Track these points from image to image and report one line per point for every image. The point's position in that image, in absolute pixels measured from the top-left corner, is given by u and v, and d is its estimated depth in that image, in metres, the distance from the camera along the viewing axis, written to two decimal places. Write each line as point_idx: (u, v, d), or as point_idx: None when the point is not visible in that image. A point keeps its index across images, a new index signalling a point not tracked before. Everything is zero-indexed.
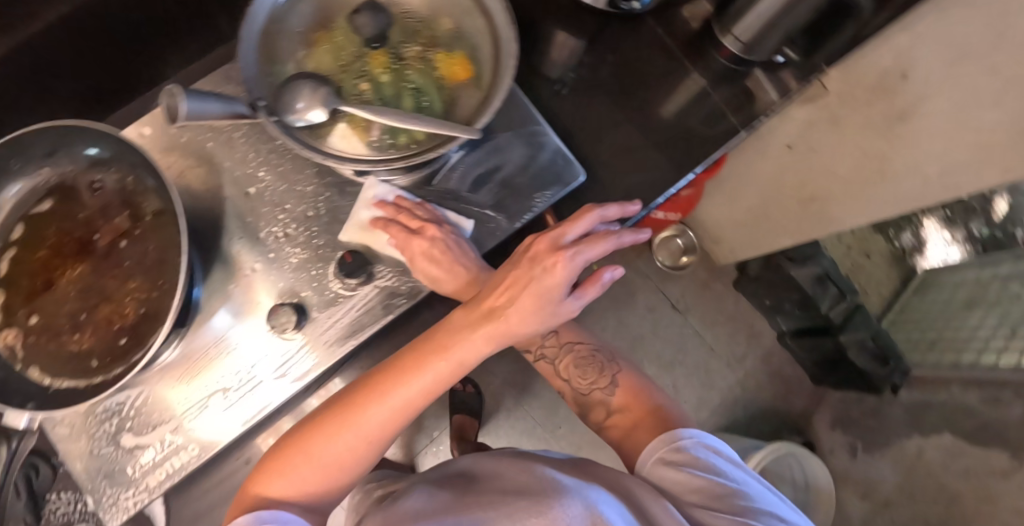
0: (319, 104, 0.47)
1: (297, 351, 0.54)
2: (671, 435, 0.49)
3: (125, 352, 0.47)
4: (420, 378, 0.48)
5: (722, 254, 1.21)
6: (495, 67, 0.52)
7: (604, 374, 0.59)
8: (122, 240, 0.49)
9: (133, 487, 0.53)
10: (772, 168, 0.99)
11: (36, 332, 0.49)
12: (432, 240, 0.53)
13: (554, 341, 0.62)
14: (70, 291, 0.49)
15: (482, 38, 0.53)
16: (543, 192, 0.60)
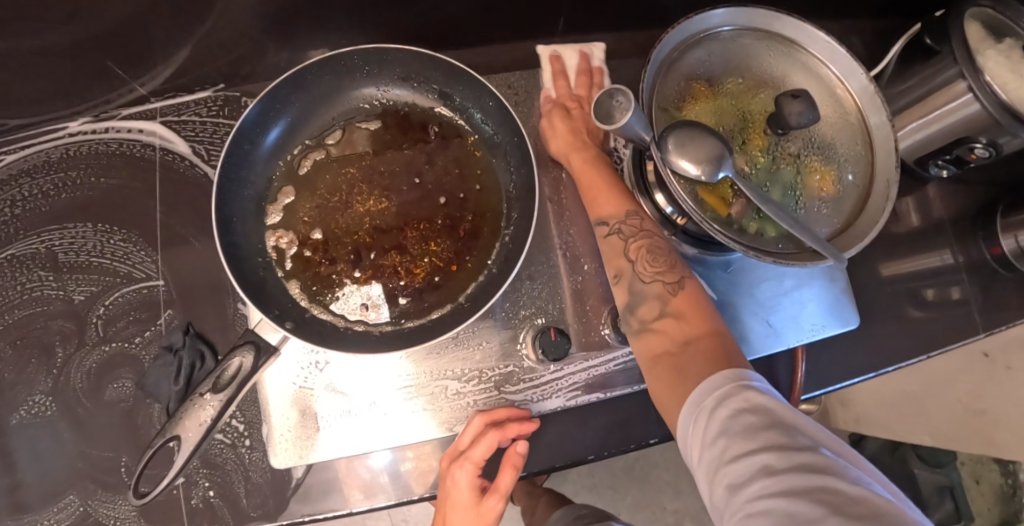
0: (702, 161, 0.45)
1: (539, 382, 0.48)
2: (732, 375, 0.36)
3: (403, 314, 0.43)
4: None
5: (843, 420, 1.16)
6: (861, 199, 0.49)
7: (674, 268, 0.45)
8: (439, 198, 0.46)
9: (310, 438, 0.48)
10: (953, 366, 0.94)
11: (311, 246, 0.45)
12: (570, 113, 0.53)
13: (636, 222, 0.47)
14: (365, 223, 0.45)
15: (858, 163, 0.50)
16: (820, 327, 0.57)
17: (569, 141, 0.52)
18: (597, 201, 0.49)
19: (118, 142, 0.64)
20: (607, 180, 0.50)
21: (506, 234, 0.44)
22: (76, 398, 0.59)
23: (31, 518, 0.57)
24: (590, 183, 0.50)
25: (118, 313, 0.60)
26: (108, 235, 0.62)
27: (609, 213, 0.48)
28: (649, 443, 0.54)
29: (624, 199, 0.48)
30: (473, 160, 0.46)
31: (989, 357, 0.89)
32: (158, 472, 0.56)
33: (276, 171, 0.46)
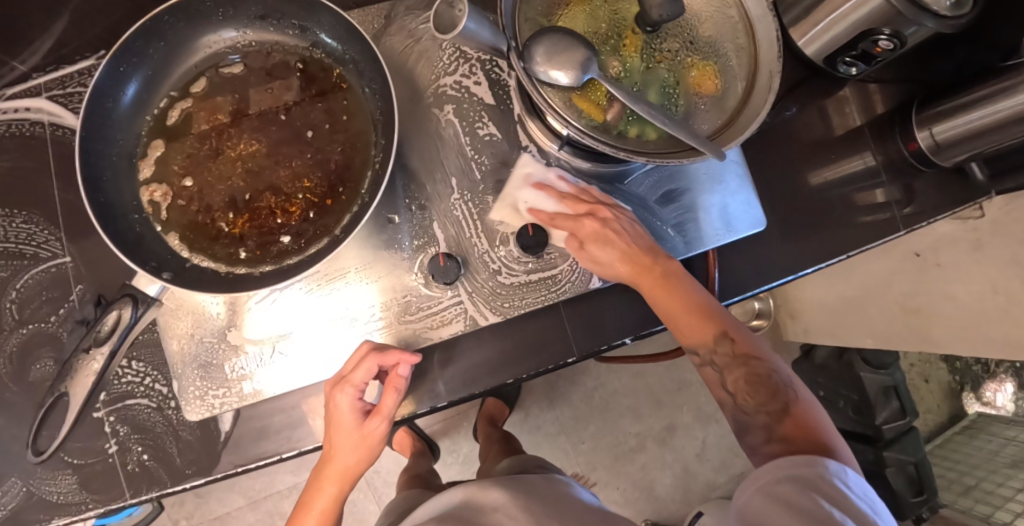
0: (571, 67, 0.46)
1: (437, 308, 0.51)
2: (799, 460, 0.41)
3: (283, 253, 0.43)
4: (324, 490, 0.52)
5: (794, 330, 1.19)
6: (741, 97, 0.51)
7: (776, 395, 0.46)
8: (308, 133, 0.46)
9: (221, 389, 0.50)
10: (888, 268, 0.97)
11: (186, 197, 0.45)
12: (600, 233, 0.50)
13: (728, 350, 0.47)
14: (237, 168, 0.45)
15: (738, 61, 0.51)
16: (723, 230, 0.58)
17: (637, 263, 0.49)
18: (686, 332, 0.49)
19: (6, 123, 0.62)
20: (686, 296, 0.49)
21: (375, 162, 0.44)
22: (1, 383, 0.59)
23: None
24: (662, 313, 0.49)
25: (29, 295, 0.60)
26: (4, 217, 0.61)
27: (699, 344, 0.48)
28: (567, 362, 0.57)
29: (709, 326, 0.48)
30: (341, 93, 0.46)
31: (920, 256, 0.91)
32: (93, 442, 0.58)
33: (142, 125, 0.45)
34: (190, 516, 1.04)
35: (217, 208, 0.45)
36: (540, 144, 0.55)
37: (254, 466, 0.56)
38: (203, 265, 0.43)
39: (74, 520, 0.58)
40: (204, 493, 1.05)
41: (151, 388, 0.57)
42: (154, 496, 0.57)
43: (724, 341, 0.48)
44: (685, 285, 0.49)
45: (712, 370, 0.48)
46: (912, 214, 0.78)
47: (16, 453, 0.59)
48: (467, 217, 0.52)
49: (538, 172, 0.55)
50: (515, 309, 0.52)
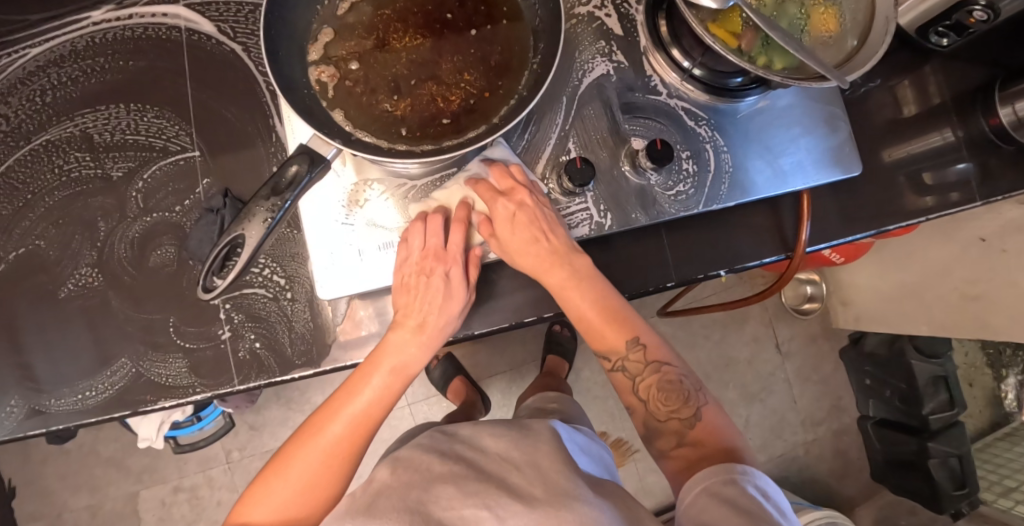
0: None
1: (565, 211, 0.55)
2: (723, 469, 0.46)
3: (441, 135, 0.46)
4: (398, 349, 0.52)
5: (845, 318, 1.21)
6: (863, 38, 0.54)
7: (687, 403, 0.52)
8: (469, 32, 0.48)
9: (354, 269, 0.52)
10: (950, 254, 0.97)
11: (352, 80, 0.47)
12: (518, 214, 0.51)
13: (639, 357, 0.53)
14: (400, 59, 0.47)
15: (859, 6, 0.55)
16: (830, 170, 0.61)
17: (546, 259, 0.52)
18: (598, 336, 0.53)
19: (144, 27, 0.65)
20: (594, 298, 0.53)
21: (535, 62, 0.46)
22: (121, 268, 0.62)
23: (89, 380, 0.61)
24: (569, 308, 0.54)
25: (152, 187, 0.62)
26: (135, 113, 0.64)
27: (611, 351, 0.54)
28: (666, 286, 0.63)
29: (622, 335, 0.53)
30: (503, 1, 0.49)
31: (986, 242, 0.90)
32: (207, 327, 0.60)
33: (314, 12, 0.48)
34: (244, 447, 1.08)
35: (380, 93, 0.47)
36: (663, 75, 0.58)
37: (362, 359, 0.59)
38: (367, 139, 0.45)
39: (181, 402, 0.60)
40: (259, 426, 1.09)
41: (272, 280, 0.60)
42: (262, 383, 0.59)
43: (636, 348, 0.53)
44: (586, 299, 0.53)
45: (624, 375, 0.54)
46: (985, 194, 0.79)
47: (128, 337, 0.61)
48: (596, 134, 0.56)
49: (661, 100, 0.57)
50: (635, 221, 0.55)
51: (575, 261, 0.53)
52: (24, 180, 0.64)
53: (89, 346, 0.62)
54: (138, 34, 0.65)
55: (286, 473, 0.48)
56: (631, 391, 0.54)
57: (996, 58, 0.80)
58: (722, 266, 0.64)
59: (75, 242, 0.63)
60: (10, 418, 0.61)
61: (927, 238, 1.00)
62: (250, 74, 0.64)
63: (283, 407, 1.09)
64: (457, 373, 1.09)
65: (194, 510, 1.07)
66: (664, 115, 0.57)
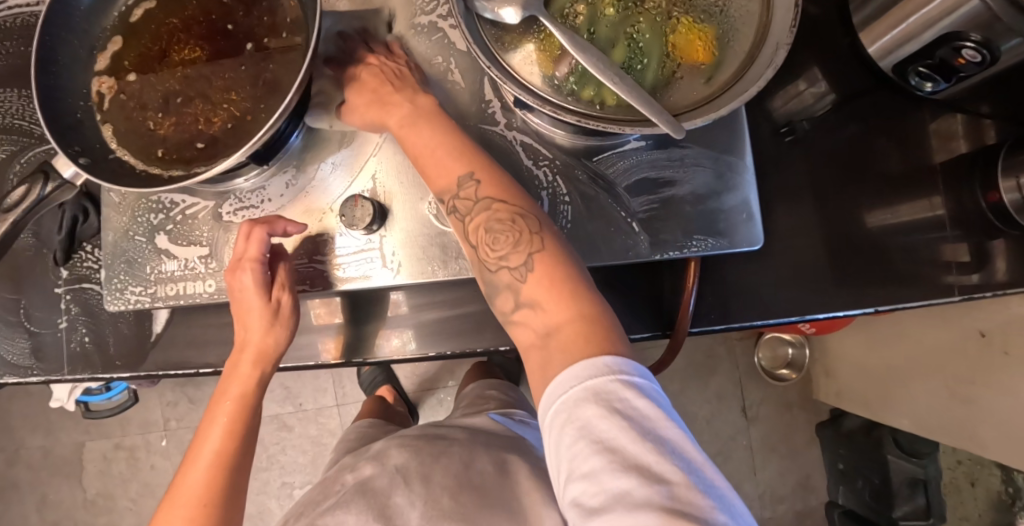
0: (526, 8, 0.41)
1: (363, 253, 0.48)
2: (589, 365, 0.34)
3: (194, 159, 0.43)
4: (237, 380, 0.51)
5: (827, 392, 1.01)
6: (734, 73, 0.43)
7: (521, 247, 0.39)
8: (246, 46, 0.44)
9: (140, 290, 0.50)
10: (942, 342, 0.75)
11: (128, 93, 0.45)
12: (375, 68, 0.47)
13: (471, 191, 0.41)
14: (177, 72, 0.45)
15: (735, 34, 0.44)
16: (699, 237, 0.51)
17: (384, 94, 0.45)
18: (432, 177, 0.43)
19: None
20: (433, 137, 0.43)
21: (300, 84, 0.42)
22: None
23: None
24: (409, 152, 0.44)
25: (26, 172, 0.64)
26: (24, 98, 0.66)
27: (444, 188, 0.42)
28: (502, 349, 0.58)
29: (454, 167, 0.42)
30: (288, 14, 0.44)
31: (985, 338, 0.68)
32: (50, 315, 0.62)
33: (106, 19, 0.46)
34: (181, 418, 1.13)
35: (153, 109, 0.45)
36: (504, 100, 0.50)
37: (175, 373, 0.58)
38: (124, 159, 0.43)
39: (22, 383, 0.62)
40: (196, 401, 1.13)
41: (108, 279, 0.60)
42: (85, 378, 0.60)
43: (471, 184, 0.41)
44: (428, 129, 0.44)
45: (459, 220, 0.42)
46: (973, 283, 0.62)
47: None
48: (405, 166, 0.49)
49: (496, 131, 0.50)
50: (433, 274, 0.48)
51: (419, 109, 0.45)
52: None
53: None
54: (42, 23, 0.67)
55: None
56: (466, 242, 0.42)
57: (1015, 114, 0.62)
58: None
59: None
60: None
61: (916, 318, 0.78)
62: None
63: (220, 387, 1.13)
64: (386, 382, 1.07)
65: (130, 468, 1.14)
66: (497, 153, 0.50)
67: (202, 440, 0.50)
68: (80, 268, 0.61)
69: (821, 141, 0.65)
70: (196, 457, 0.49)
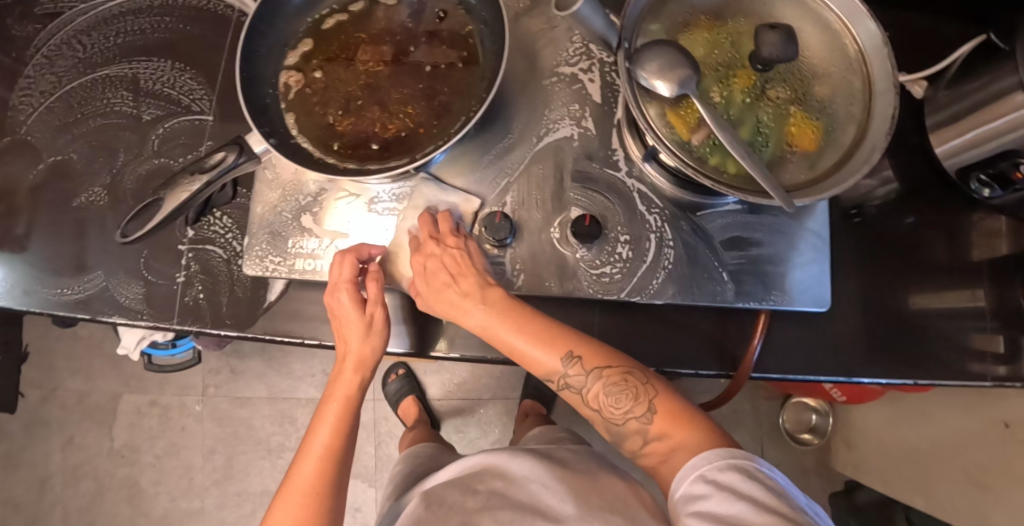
0: (675, 81, 0.47)
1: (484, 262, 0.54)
2: (728, 452, 0.42)
3: (367, 158, 0.49)
4: (338, 383, 0.53)
5: (843, 461, 1.04)
6: (834, 164, 0.50)
7: (639, 401, 0.47)
8: (426, 67, 0.51)
9: (281, 260, 0.56)
10: (966, 429, 0.79)
11: (312, 89, 0.51)
12: (444, 251, 0.51)
13: (578, 369, 0.48)
14: (360, 80, 0.51)
15: (839, 131, 0.50)
16: (777, 293, 0.57)
17: (467, 286, 0.50)
18: (536, 362, 0.49)
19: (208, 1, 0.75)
20: (517, 326, 0.49)
21: (473, 111, 0.49)
22: (125, 197, 0.71)
23: (67, 281, 0.70)
24: (500, 343, 0.50)
25: (167, 136, 0.71)
26: (174, 69, 0.73)
27: (550, 373, 0.48)
28: None
29: (554, 350, 0.48)
30: (469, 48, 0.51)
31: (1009, 429, 0.72)
32: (169, 268, 0.67)
33: (301, 23, 0.52)
34: (219, 386, 1.17)
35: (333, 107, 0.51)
36: (629, 150, 0.57)
37: (280, 338, 0.63)
38: (303, 145, 0.49)
39: (129, 325, 0.68)
40: (237, 372, 1.18)
41: (232, 245, 0.66)
42: (193, 330, 0.65)
43: (575, 362, 0.48)
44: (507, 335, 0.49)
45: (574, 396, 0.49)
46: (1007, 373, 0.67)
47: (108, 256, 0.70)
48: (537, 192, 0.55)
49: (618, 177, 0.57)
50: (546, 288, 0.54)
51: (489, 286, 0.51)
52: (81, 103, 0.75)
53: (79, 255, 0.71)
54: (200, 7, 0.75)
55: None
56: (584, 405, 0.49)
57: None
58: (650, 364, 0.60)
59: (97, 167, 0.73)
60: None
61: (942, 400, 0.83)
62: None
63: (262, 363, 1.18)
64: (411, 393, 1.13)
65: (160, 425, 1.16)
66: (614, 192, 0.56)
67: (310, 439, 0.52)
68: (206, 231, 0.66)
69: (886, 223, 0.70)
70: (301, 455, 0.52)
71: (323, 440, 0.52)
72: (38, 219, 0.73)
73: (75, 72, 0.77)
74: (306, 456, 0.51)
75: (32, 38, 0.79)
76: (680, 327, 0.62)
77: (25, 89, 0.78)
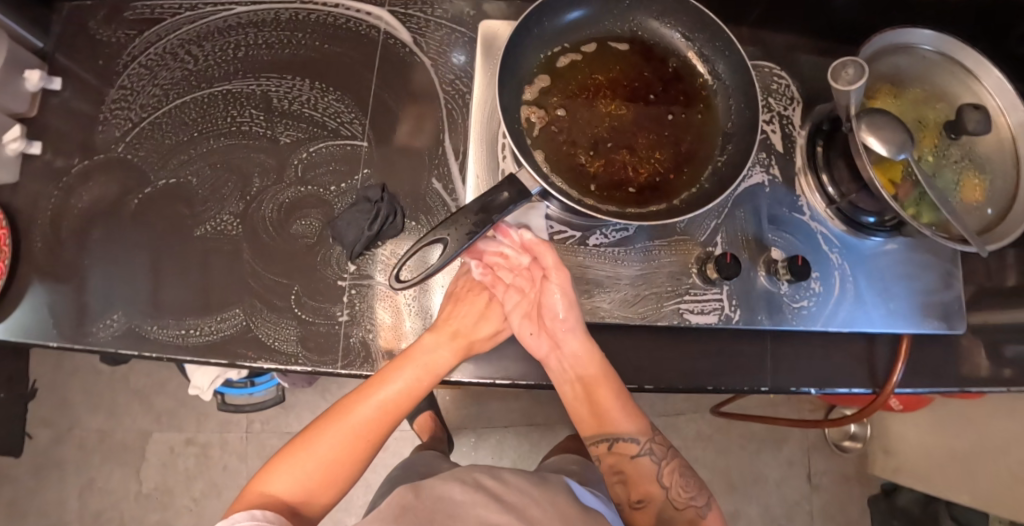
0: (891, 144, 0.53)
1: (703, 298, 0.59)
2: None
3: (625, 201, 0.50)
4: (430, 349, 0.55)
5: (883, 467, 1.17)
6: (996, 216, 0.56)
7: (700, 489, 0.59)
8: (666, 114, 0.53)
9: None
10: (1011, 431, 0.90)
11: (556, 128, 0.51)
12: (564, 305, 0.57)
13: (656, 443, 0.59)
14: (605, 123, 0.52)
15: (999, 187, 0.57)
16: (933, 321, 0.65)
17: (580, 366, 0.57)
18: (613, 428, 0.58)
19: (346, 19, 0.71)
20: (618, 404, 0.58)
21: (721, 161, 0.52)
22: (262, 226, 0.65)
23: (196, 319, 0.63)
24: (590, 411, 0.58)
25: (312, 162, 0.66)
26: (314, 91, 0.69)
27: (630, 438, 0.58)
28: (760, 389, 0.65)
29: (639, 430, 0.58)
30: (703, 97, 0.54)
31: None
32: (329, 305, 0.63)
33: (537, 61, 0.53)
34: (267, 421, 1.08)
35: (577, 147, 0.52)
36: (809, 198, 0.64)
37: (469, 380, 0.60)
38: (559, 185, 0.49)
39: (280, 370, 0.61)
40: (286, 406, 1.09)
41: (405, 279, 0.63)
42: (366, 373, 0.61)
43: (652, 439, 0.59)
44: (605, 391, 0.57)
45: (639, 456, 0.58)
46: None
47: (248, 293, 0.63)
48: (743, 235, 0.61)
49: (803, 219, 0.63)
50: (760, 322, 0.60)
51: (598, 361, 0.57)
52: (196, 120, 0.69)
53: (210, 291, 0.64)
54: (337, 26, 0.71)
55: (314, 448, 0.51)
56: (641, 470, 0.58)
57: None
58: (813, 386, 0.66)
59: (224, 193, 0.66)
60: (108, 330, 0.64)
61: (992, 410, 0.93)
62: (424, 96, 0.69)
63: (314, 395, 1.10)
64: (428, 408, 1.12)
65: (198, 466, 1.06)
66: (803, 234, 0.63)
67: (375, 384, 0.54)
68: (375, 267, 0.63)
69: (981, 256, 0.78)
70: (363, 399, 0.53)
71: (394, 399, 0.54)
72: (151, 248, 0.66)
73: (185, 86, 0.70)
74: (365, 403, 0.53)
75: (124, 46, 0.72)
76: (838, 351, 0.68)
77: (121, 102, 0.70)
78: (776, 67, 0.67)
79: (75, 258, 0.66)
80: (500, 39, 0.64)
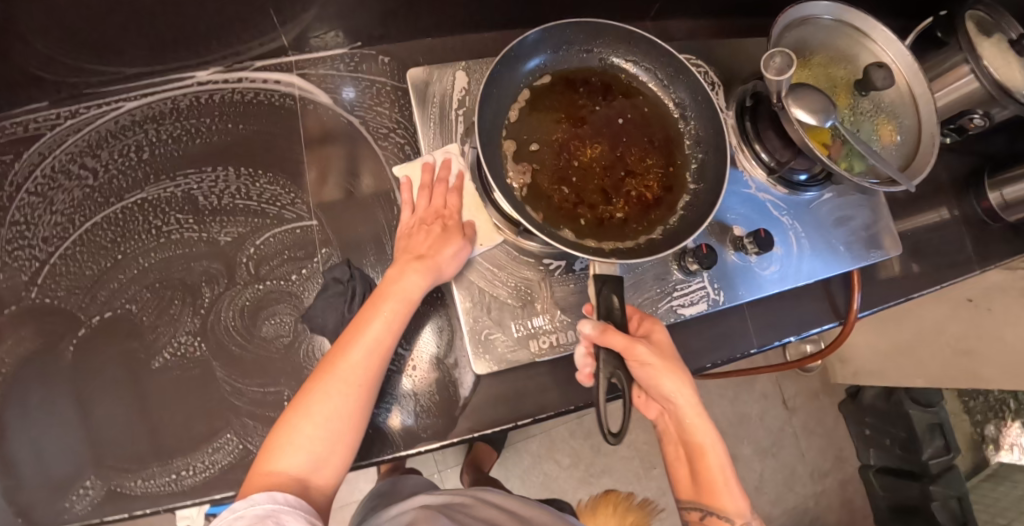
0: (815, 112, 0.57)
1: (688, 290, 0.62)
2: None
3: (663, 217, 0.56)
4: (400, 280, 0.53)
5: (843, 373, 1.31)
6: (912, 149, 0.63)
7: None
8: (620, 121, 0.58)
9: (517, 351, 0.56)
10: (942, 313, 1.04)
11: (562, 194, 0.55)
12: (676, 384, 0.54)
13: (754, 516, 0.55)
14: (598, 167, 0.57)
15: (907, 123, 0.64)
16: (874, 250, 0.72)
17: (690, 442, 0.56)
18: (710, 490, 0.55)
19: (254, 92, 0.68)
20: (720, 474, 0.55)
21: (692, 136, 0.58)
22: (227, 336, 0.60)
23: (183, 459, 0.57)
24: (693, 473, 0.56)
25: (263, 255, 0.63)
26: (242, 176, 0.65)
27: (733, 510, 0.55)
28: (750, 352, 0.70)
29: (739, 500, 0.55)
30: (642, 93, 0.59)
31: (973, 302, 0.98)
32: None
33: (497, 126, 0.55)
34: None
35: (591, 195, 0.56)
36: (752, 173, 0.68)
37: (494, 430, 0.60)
38: (609, 247, 0.53)
39: None
40: None
41: (394, 352, 0.62)
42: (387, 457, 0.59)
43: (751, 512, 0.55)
44: (712, 461, 0.55)
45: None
46: (986, 262, 0.88)
47: (234, 414, 0.58)
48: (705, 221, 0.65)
49: (751, 193, 0.68)
50: (741, 297, 0.64)
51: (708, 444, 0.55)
52: (115, 239, 0.63)
53: (188, 424, 0.58)
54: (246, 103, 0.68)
55: (308, 412, 0.47)
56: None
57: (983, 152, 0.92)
58: (792, 334, 0.72)
59: (172, 313, 0.61)
60: (83, 501, 0.56)
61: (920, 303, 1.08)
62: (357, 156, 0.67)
63: None
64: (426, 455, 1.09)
65: None
66: (754, 205, 0.67)
67: (354, 330, 0.51)
68: None
69: None
70: (346, 347, 0.50)
71: (375, 336, 0.51)
72: (104, 396, 0.59)
73: (91, 205, 0.64)
74: (352, 350, 0.50)
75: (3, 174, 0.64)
76: (804, 298, 0.74)
77: (19, 241, 0.63)
78: (693, 56, 0.71)
79: (8, 432, 0.57)
80: (434, 85, 0.61)
